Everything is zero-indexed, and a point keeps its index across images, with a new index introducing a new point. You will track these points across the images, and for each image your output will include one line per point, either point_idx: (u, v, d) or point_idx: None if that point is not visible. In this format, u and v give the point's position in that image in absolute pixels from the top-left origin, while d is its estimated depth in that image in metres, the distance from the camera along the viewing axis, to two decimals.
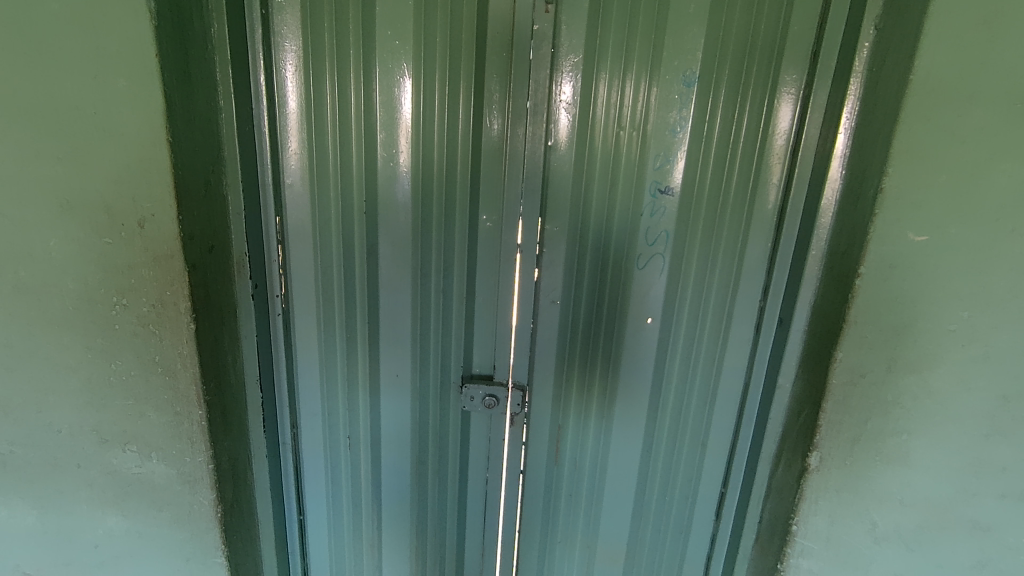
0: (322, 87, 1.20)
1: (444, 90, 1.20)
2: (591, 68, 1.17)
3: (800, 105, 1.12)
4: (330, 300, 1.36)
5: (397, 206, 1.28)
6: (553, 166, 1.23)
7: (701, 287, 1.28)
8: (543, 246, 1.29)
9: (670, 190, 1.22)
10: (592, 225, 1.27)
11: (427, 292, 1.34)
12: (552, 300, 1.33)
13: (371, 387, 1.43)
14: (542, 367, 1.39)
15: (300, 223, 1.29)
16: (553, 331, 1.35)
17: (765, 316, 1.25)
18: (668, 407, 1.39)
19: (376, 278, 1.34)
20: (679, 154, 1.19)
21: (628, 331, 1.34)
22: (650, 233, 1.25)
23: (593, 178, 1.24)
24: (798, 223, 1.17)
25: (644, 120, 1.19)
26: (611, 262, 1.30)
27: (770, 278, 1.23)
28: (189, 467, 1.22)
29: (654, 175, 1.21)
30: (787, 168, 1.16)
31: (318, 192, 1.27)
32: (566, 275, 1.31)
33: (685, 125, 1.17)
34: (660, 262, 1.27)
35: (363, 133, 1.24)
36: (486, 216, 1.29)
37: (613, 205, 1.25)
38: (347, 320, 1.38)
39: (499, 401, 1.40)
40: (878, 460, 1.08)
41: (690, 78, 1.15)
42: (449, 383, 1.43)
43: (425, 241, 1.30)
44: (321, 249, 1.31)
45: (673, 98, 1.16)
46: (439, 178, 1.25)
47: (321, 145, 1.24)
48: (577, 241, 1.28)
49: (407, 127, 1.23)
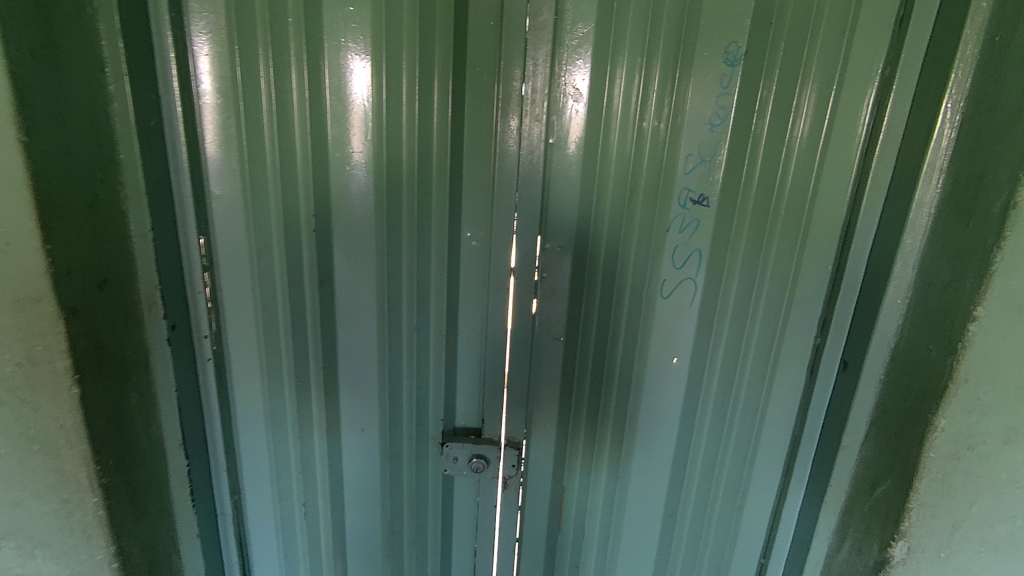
0: (253, 67, 0.92)
1: (413, 71, 0.92)
2: (604, 43, 0.90)
3: (880, 90, 0.87)
4: (275, 340, 1.08)
5: (356, 222, 1.00)
6: (555, 169, 0.96)
7: (742, 321, 1.02)
8: (543, 271, 1.02)
9: (705, 200, 0.96)
10: (604, 244, 1.00)
11: (400, 327, 1.07)
12: (554, 336, 1.07)
13: (331, 444, 1.16)
14: (542, 418, 1.12)
15: (232, 245, 1.01)
16: (554, 373, 1.09)
17: (820, 356, 1.00)
18: (697, 465, 1.13)
19: (332, 312, 1.06)
20: (719, 154, 0.93)
21: (648, 372, 1.08)
22: (679, 253, 1.00)
23: (606, 185, 0.97)
24: (871, 241, 0.92)
25: (673, 110, 0.92)
26: (627, 290, 1.04)
27: (830, 310, 0.98)
28: (85, 566, 0.93)
29: (685, 180, 0.95)
30: (858, 172, 0.90)
31: (254, 205, 0.99)
32: (571, 306, 1.04)
33: (726, 116, 0.91)
34: (690, 288, 1.01)
35: (307, 127, 0.95)
36: (468, 232, 1.02)
37: (629, 220, 0.99)
38: (296, 363, 1.10)
39: (489, 464, 1.13)
40: (982, 551, 0.83)
41: (733, 56, 0.89)
42: (426, 438, 1.16)
43: (392, 266, 1.03)
44: (261, 278, 1.03)
45: (711, 83, 0.90)
46: (410, 187, 0.98)
47: (255, 144, 0.95)
48: (584, 261, 1.02)
49: (365, 119, 0.95)
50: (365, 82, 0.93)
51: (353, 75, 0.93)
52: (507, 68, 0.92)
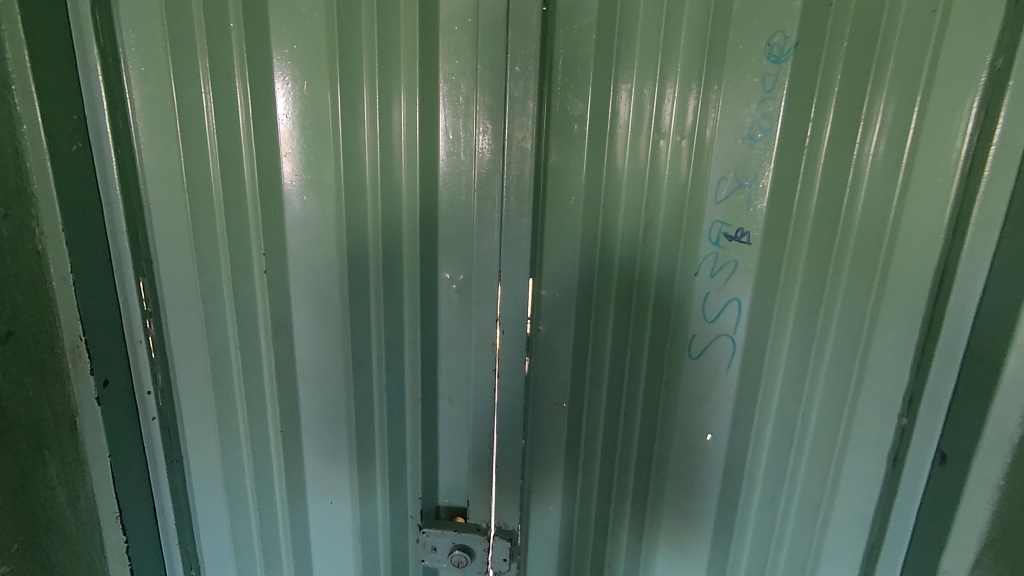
0: (193, 83, 0.79)
1: (376, 83, 0.77)
2: (605, 42, 0.72)
3: (987, 88, 0.62)
4: (229, 399, 0.92)
5: (317, 262, 0.84)
6: (552, 199, 0.79)
7: (796, 393, 0.79)
8: (539, 322, 0.84)
9: (743, 235, 0.74)
10: (613, 292, 0.81)
11: (370, 387, 0.90)
12: (554, 403, 0.88)
13: (294, 522, 0.98)
14: (542, 501, 0.93)
15: (178, 287, 0.88)
16: (557, 446, 0.90)
17: (906, 443, 0.75)
18: (741, 571, 0.88)
19: (294, 369, 0.90)
20: (761, 177, 0.72)
21: (676, 450, 0.86)
22: (712, 303, 0.78)
23: (615, 219, 0.78)
24: (980, 295, 0.67)
25: (696, 123, 0.72)
26: (644, 350, 0.83)
27: (919, 384, 0.73)
28: None
29: (716, 212, 0.75)
30: (957, 200, 0.66)
31: (200, 242, 0.85)
32: (574, 367, 0.85)
33: (771, 127, 0.70)
34: (728, 347, 0.79)
35: (255, 153, 0.80)
36: (446, 273, 0.85)
37: (644, 263, 0.78)
38: (252, 427, 0.93)
39: (475, 557, 0.91)
40: None
41: (779, 50, 0.68)
42: (404, 515, 0.97)
43: (356, 316, 0.85)
44: (210, 327, 0.89)
45: (748, 86, 0.70)
46: (378, 221, 0.82)
47: (198, 173, 0.82)
48: (589, 313, 0.83)
49: (321, 141, 0.80)
50: (321, 97, 0.78)
51: (308, 90, 0.78)
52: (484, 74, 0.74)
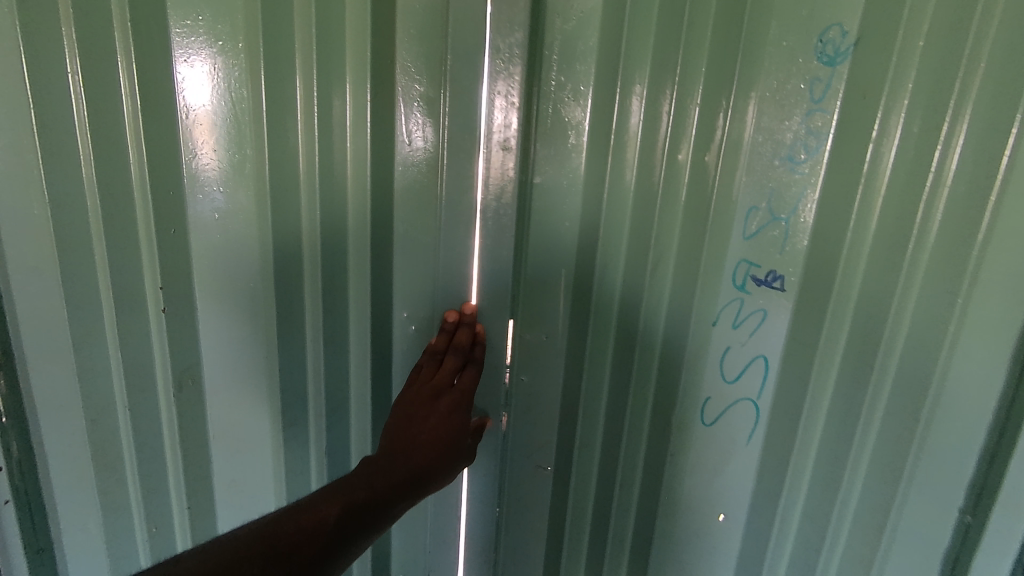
0: (56, 56, 0.58)
1: (310, 74, 0.60)
2: (603, 34, 0.58)
3: None
4: (119, 469, 0.72)
5: (235, 298, 0.66)
6: (540, 224, 0.63)
7: (835, 483, 0.62)
8: (520, 370, 0.69)
9: (777, 279, 0.60)
10: (609, 343, 0.66)
11: (302, 451, 0.72)
12: (538, 465, 0.72)
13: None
14: None
15: (39, 332, 0.66)
16: (538, 519, 0.74)
17: (969, 548, 0.56)
18: None
19: (206, 431, 0.71)
20: (802, 208, 0.57)
21: (683, 531, 0.71)
22: (734, 359, 0.63)
23: (615, 255, 0.63)
24: None
25: (720, 139, 0.58)
26: (645, 413, 0.68)
27: (989, 484, 0.54)
28: None
29: (743, 249, 0.60)
30: None
31: (68, 273, 0.64)
32: (561, 426, 0.70)
33: (818, 147, 0.55)
34: (751, 414, 0.64)
35: (154, 157, 0.62)
36: (404, 312, 0.67)
37: (651, 308, 0.63)
38: (148, 504, 0.73)
39: None
40: None
41: (833, 49, 0.53)
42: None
43: (287, 365, 0.68)
44: (84, 379, 0.68)
45: (790, 96, 0.55)
46: (314, 247, 0.65)
47: (66, 179, 0.61)
48: (582, 363, 0.68)
49: (238, 144, 0.61)
50: (237, 87, 0.60)
51: (215, 78, 0.60)
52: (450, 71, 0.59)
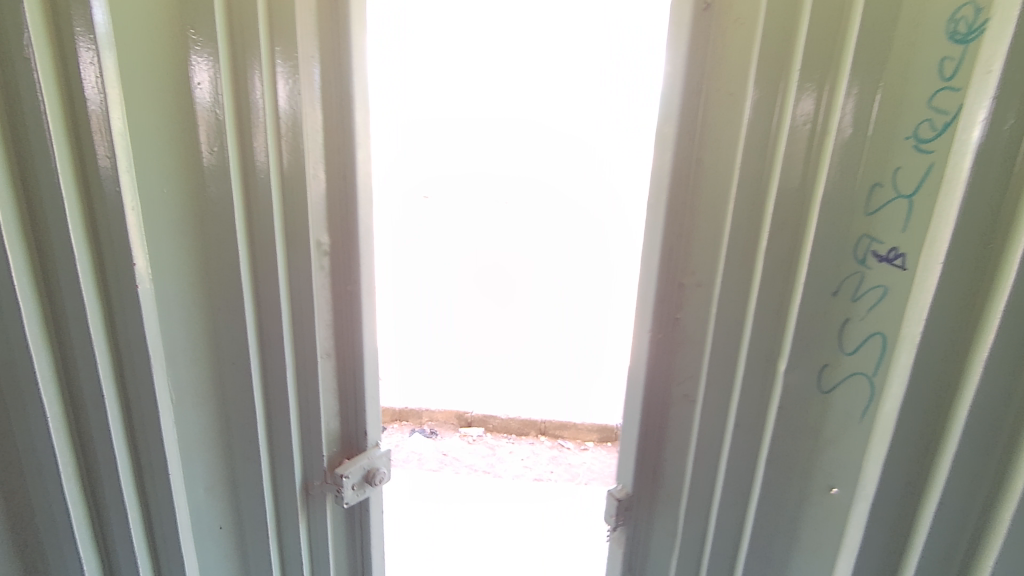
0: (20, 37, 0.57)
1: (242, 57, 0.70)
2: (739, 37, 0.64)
3: None
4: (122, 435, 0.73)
5: (201, 257, 0.75)
6: (680, 187, 0.70)
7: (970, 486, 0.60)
8: (680, 305, 0.75)
9: (897, 257, 0.62)
10: (743, 312, 0.71)
11: (270, 387, 0.82)
12: (683, 394, 0.78)
13: (237, 542, 0.88)
14: (649, 501, 0.84)
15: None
16: (676, 447, 0.80)
17: None
18: None
19: (172, 350, 0.75)
20: (918, 184, 0.59)
21: (804, 495, 0.74)
22: (852, 334, 0.66)
23: (746, 230, 0.68)
24: None
25: (859, 129, 0.61)
26: (764, 383, 0.72)
27: None
28: None
29: (865, 226, 0.63)
30: None
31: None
32: (704, 363, 0.75)
33: (940, 125, 0.57)
34: (866, 388, 0.67)
35: (122, 155, 0.65)
36: (322, 241, 0.79)
37: (781, 282, 0.68)
38: (149, 457, 0.75)
39: (378, 476, 0.91)
40: None
41: (964, 28, 0.55)
42: (297, 497, 0.87)
43: (265, 311, 0.78)
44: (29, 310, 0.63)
45: (919, 75, 0.57)
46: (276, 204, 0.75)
47: (37, 153, 0.61)
48: (728, 310, 0.71)
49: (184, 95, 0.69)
50: (199, 95, 0.69)
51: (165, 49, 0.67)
52: (348, 68, 0.74)
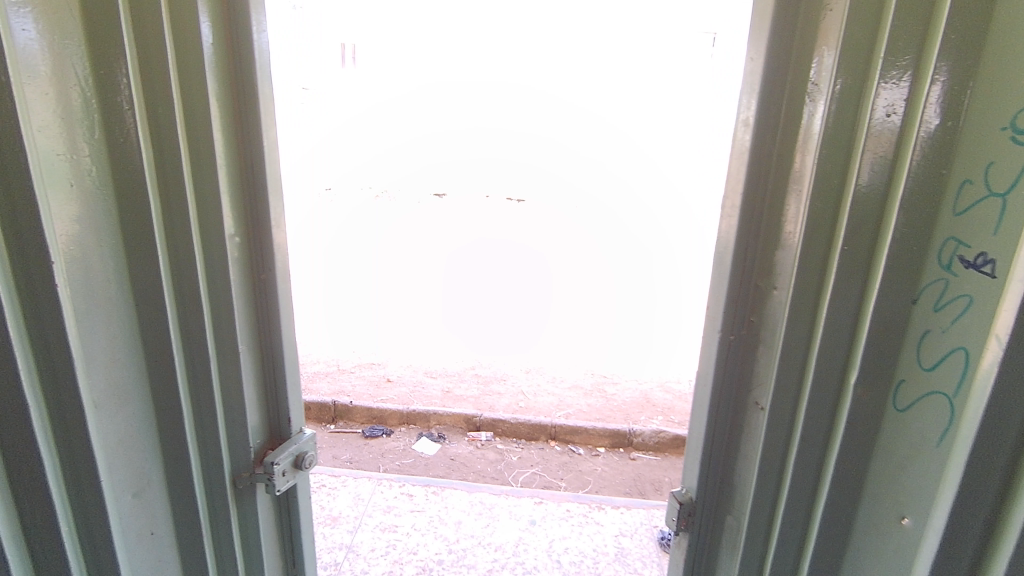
0: None
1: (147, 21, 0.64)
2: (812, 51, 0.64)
3: None
4: (59, 447, 0.63)
5: (125, 237, 0.66)
6: (760, 191, 0.70)
7: None
8: (756, 309, 0.74)
9: (986, 264, 0.54)
10: (813, 325, 0.67)
11: (195, 380, 0.76)
12: (754, 401, 0.76)
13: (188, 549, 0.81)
14: (717, 504, 0.84)
15: None
16: (746, 454, 0.78)
17: None
18: None
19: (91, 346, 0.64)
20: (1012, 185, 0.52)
21: (876, 522, 0.68)
22: (933, 348, 0.60)
23: (820, 239, 0.65)
24: None
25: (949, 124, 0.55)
26: (834, 397, 0.68)
27: None
28: None
29: (952, 230, 0.56)
30: None
31: None
32: (774, 372, 0.72)
33: None
34: (944, 410, 0.59)
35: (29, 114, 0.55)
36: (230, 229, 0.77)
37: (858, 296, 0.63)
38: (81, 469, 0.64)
39: (306, 458, 0.92)
40: None
41: None
42: (226, 491, 0.82)
43: (183, 301, 0.72)
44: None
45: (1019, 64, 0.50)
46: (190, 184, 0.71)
47: None
48: (800, 317, 0.68)
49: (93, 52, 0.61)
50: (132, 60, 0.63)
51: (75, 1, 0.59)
52: (250, 58, 0.74)
